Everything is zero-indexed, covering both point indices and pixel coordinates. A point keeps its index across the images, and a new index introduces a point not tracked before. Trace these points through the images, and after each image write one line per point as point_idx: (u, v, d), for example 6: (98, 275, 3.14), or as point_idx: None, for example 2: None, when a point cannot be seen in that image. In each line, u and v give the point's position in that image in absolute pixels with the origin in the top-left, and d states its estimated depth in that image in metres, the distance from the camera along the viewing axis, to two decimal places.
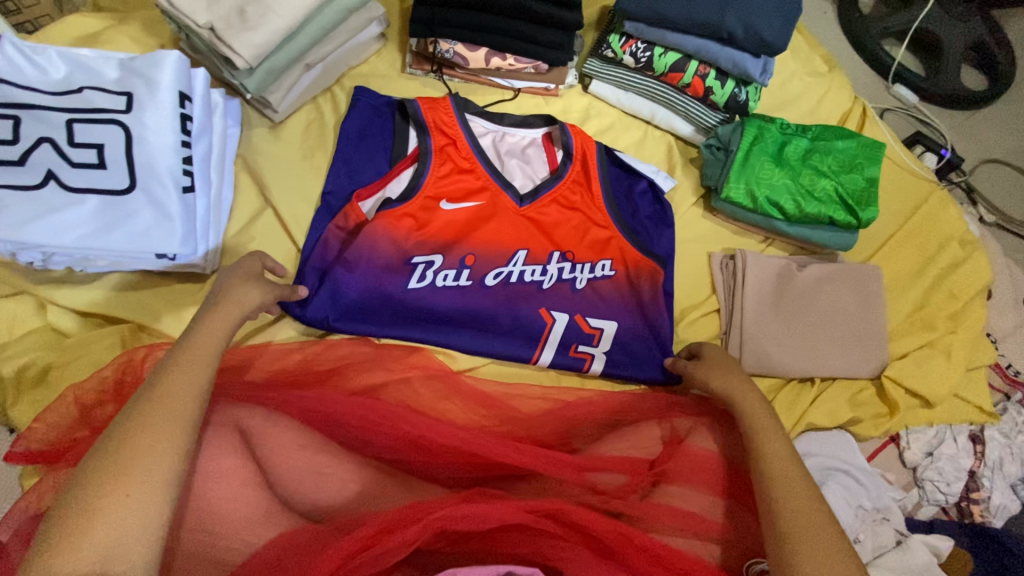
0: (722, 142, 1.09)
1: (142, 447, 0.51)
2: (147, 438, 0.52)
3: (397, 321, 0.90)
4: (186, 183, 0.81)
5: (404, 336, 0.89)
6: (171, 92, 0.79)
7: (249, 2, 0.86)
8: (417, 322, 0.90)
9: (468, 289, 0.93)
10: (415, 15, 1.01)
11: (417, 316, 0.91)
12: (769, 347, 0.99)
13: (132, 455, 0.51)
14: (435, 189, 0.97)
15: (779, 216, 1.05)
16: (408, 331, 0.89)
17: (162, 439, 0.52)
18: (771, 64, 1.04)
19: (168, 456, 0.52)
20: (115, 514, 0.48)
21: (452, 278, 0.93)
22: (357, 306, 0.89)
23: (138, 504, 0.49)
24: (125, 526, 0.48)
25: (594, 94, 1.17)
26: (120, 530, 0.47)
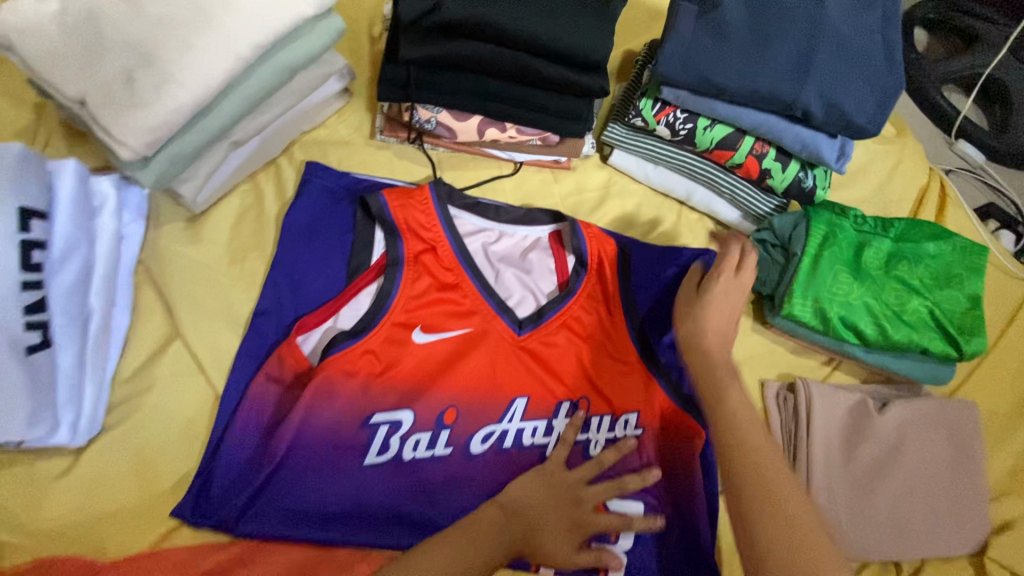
0: (779, 238, 0.85)
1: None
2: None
3: (347, 513, 0.67)
4: (34, 341, 0.55)
5: (357, 536, 0.67)
6: (7, 210, 0.52)
7: (141, 64, 0.60)
8: (381, 507, 0.68)
9: (447, 457, 0.72)
10: (385, 74, 0.75)
11: (376, 504, 0.68)
12: (843, 523, 0.76)
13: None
14: (412, 314, 0.76)
15: (856, 340, 0.81)
16: (362, 529, 0.67)
17: None
18: (850, 145, 0.80)
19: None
20: None
21: (426, 446, 0.72)
22: (296, 494, 0.66)
23: None
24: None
25: (615, 167, 0.93)
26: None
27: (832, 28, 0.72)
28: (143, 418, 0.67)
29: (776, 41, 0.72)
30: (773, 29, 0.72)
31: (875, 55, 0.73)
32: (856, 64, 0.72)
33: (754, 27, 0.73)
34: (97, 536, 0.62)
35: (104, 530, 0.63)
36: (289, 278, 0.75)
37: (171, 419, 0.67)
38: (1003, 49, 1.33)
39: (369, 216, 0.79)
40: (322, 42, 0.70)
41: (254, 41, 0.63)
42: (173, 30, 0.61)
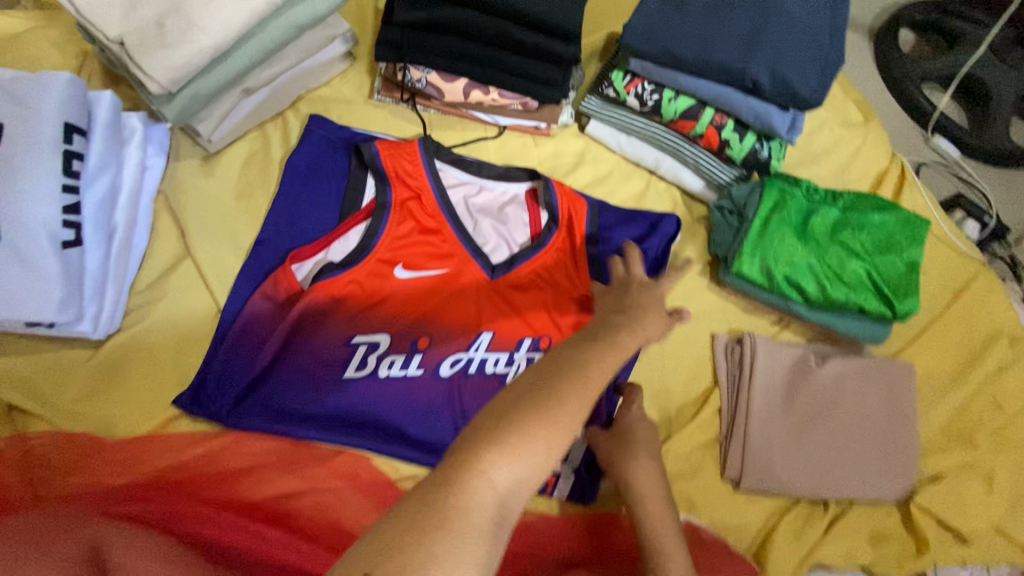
0: (736, 205, 0.93)
1: (510, 424, 0.46)
2: (523, 415, 0.47)
3: (324, 418, 0.76)
4: (68, 237, 0.65)
5: (332, 438, 0.76)
6: (55, 125, 0.64)
7: (170, 13, 0.71)
8: (354, 415, 0.77)
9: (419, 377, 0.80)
10: (383, 36, 0.85)
11: (350, 413, 0.77)
12: (775, 461, 0.83)
13: (551, 421, 0.47)
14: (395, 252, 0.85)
15: (800, 299, 0.88)
16: (336, 433, 0.76)
17: (552, 420, 0.47)
18: (801, 119, 0.87)
19: (565, 443, 0.48)
20: (540, 435, 0.46)
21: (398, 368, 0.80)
22: (283, 397, 0.76)
23: (560, 423, 0.47)
24: (480, 501, 0.43)
25: (591, 136, 1.01)
26: (472, 513, 0.43)
27: (781, 9, 0.81)
28: (154, 322, 0.77)
29: (730, 18, 0.81)
30: (728, 8, 0.81)
31: (819, 35, 0.82)
32: (801, 41, 0.81)
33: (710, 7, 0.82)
34: (109, 417, 0.72)
35: (116, 413, 0.72)
36: (288, 213, 0.85)
37: (178, 325, 0.77)
38: (982, 49, 1.38)
39: (362, 165, 0.89)
40: (326, 4, 0.79)
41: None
42: None
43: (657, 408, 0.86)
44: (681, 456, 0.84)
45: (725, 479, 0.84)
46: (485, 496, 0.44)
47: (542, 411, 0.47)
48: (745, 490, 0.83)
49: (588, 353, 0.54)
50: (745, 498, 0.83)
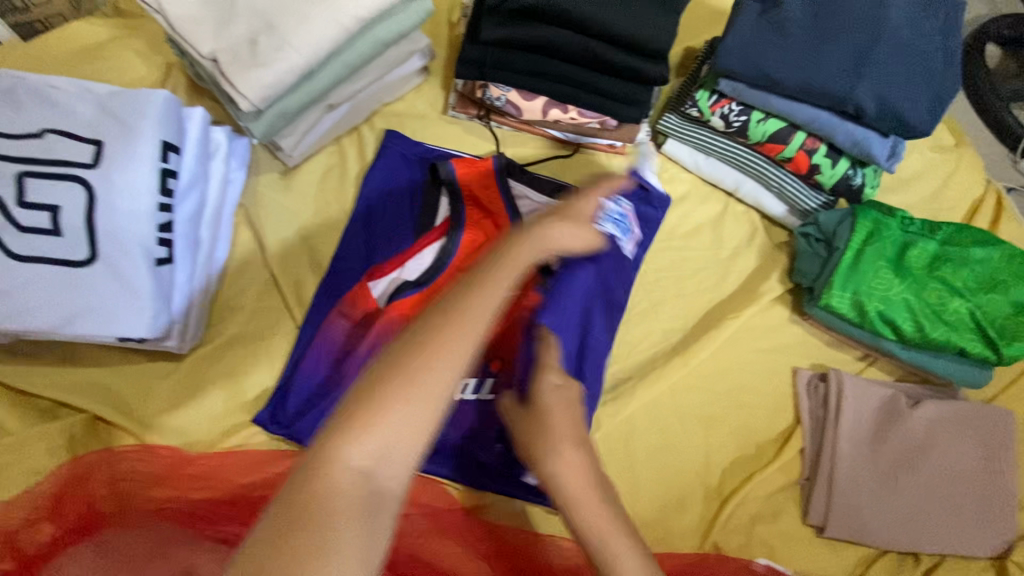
0: (823, 233, 0.89)
1: (386, 396, 0.43)
2: (376, 391, 0.43)
3: None
4: (160, 255, 0.65)
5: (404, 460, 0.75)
6: (152, 142, 0.63)
7: (263, 30, 0.70)
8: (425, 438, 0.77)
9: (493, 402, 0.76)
10: (465, 52, 0.83)
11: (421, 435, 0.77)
12: (863, 508, 0.79)
13: (418, 391, 0.44)
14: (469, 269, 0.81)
15: (893, 337, 0.83)
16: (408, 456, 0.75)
17: (391, 417, 0.42)
18: (902, 146, 0.82)
19: (426, 426, 0.43)
20: (390, 420, 0.42)
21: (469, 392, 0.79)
22: None
23: (405, 415, 0.43)
24: (392, 481, 0.41)
25: (668, 155, 0.98)
26: (393, 490, 0.41)
27: (892, 30, 0.76)
28: (233, 337, 0.77)
29: (834, 40, 0.76)
30: (832, 29, 0.77)
31: (930, 59, 0.77)
32: (910, 67, 0.76)
33: (814, 25, 0.77)
34: (189, 434, 0.72)
35: (196, 429, 0.73)
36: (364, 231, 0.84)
37: (255, 341, 0.77)
38: None
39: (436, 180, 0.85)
40: (412, 20, 0.78)
41: (357, 15, 0.72)
42: (291, 3, 0.71)
43: (735, 446, 0.82)
44: (760, 498, 0.80)
45: (806, 524, 0.80)
46: (343, 483, 0.40)
47: (406, 384, 0.44)
48: (828, 538, 0.78)
49: (457, 316, 0.49)
50: (828, 546, 0.79)
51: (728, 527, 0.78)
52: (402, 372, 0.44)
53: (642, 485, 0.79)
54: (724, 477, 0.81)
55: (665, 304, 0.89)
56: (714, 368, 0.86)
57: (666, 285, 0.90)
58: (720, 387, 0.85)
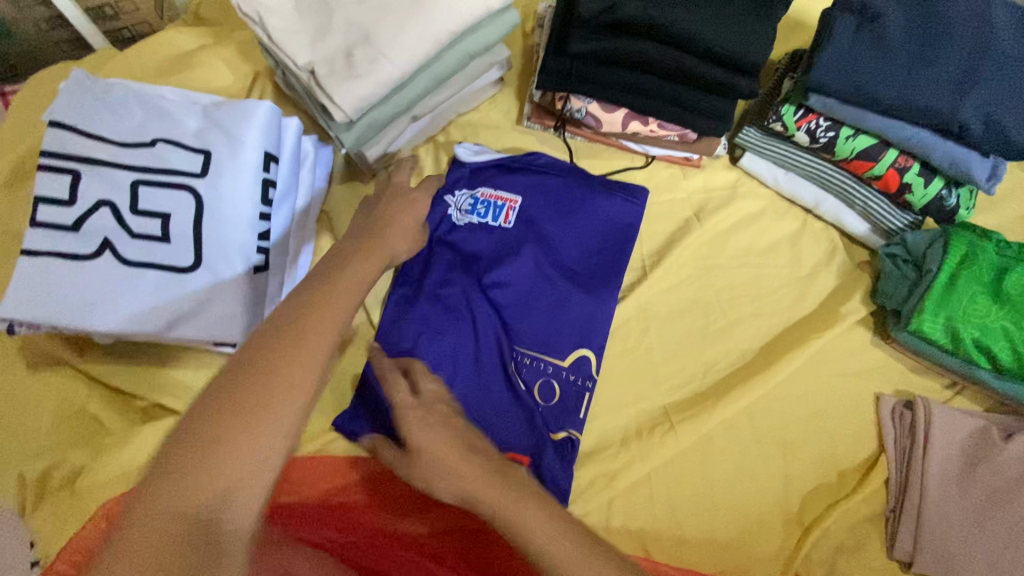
0: (912, 255, 0.86)
1: (223, 440, 0.38)
2: (214, 429, 0.38)
3: None
4: (259, 262, 0.67)
5: None
6: (256, 153, 0.65)
7: (359, 43, 0.71)
8: None
9: (498, 395, 0.78)
10: (548, 64, 0.82)
11: None
12: (955, 546, 0.75)
13: (229, 453, 0.38)
14: (459, 266, 0.83)
15: (988, 365, 0.80)
16: None
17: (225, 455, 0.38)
18: (1002, 166, 0.79)
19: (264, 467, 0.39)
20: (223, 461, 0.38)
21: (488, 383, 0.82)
22: None
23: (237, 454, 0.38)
24: (238, 527, 0.38)
25: (744, 169, 0.96)
26: (235, 536, 0.38)
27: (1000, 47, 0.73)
28: None
29: (938, 56, 0.73)
30: (936, 45, 0.73)
31: None
32: (1019, 85, 0.72)
33: (917, 41, 0.74)
34: None
35: None
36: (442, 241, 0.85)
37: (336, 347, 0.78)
38: None
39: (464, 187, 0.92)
40: (500, 32, 0.78)
41: (450, 27, 0.72)
42: (388, 16, 0.72)
43: (816, 473, 0.79)
44: (844, 529, 0.77)
45: (892, 558, 0.77)
46: (161, 529, 0.36)
47: (246, 436, 0.38)
48: (917, 574, 0.75)
49: (289, 354, 0.42)
50: None
51: (809, 556, 0.75)
52: (216, 421, 0.38)
53: (719, 509, 0.76)
54: (806, 504, 0.78)
55: (742, 322, 0.87)
56: (793, 391, 0.83)
57: (744, 302, 0.88)
58: (799, 410, 0.82)
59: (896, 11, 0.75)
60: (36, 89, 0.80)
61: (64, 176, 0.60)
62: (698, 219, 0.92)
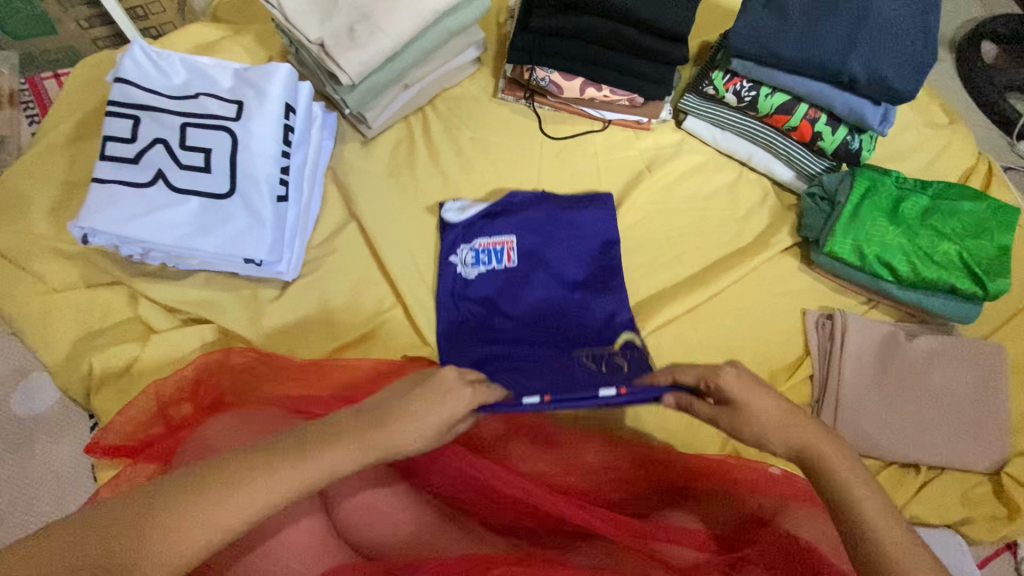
0: (827, 193, 1.02)
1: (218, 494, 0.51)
2: (208, 493, 0.51)
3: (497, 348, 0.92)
4: (281, 192, 0.81)
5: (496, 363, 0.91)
6: (278, 103, 0.80)
7: (359, 20, 0.88)
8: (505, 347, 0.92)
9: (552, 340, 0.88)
10: (516, 43, 1.00)
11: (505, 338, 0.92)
12: (869, 425, 0.89)
13: (220, 487, 0.52)
14: (474, 279, 0.93)
15: (891, 279, 0.96)
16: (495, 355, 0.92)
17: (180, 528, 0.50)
18: (893, 112, 0.95)
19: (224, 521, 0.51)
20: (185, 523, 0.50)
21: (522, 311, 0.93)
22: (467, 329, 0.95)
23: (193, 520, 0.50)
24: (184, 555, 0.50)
25: (688, 131, 1.13)
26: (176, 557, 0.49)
27: (877, 12, 0.90)
28: (327, 271, 0.92)
29: (829, 22, 0.90)
30: (827, 13, 0.91)
31: (913, 36, 0.90)
32: (894, 42, 0.90)
33: (812, 10, 0.92)
34: (294, 347, 0.87)
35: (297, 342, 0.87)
36: (432, 192, 1.01)
37: (345, 275, 0.93)
38: None
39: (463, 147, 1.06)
40: (475, 13, 0.96)
41: (434, 7, 0.89)
42: None
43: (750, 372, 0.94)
44: None
45: None
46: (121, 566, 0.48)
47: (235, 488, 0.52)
48: None
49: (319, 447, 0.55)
50: None
51: (747, 438, 0.89)
52: (217, 470, 0.53)
53: (670, 401, 0.90)
54: None
55: (687, 254, 1.02)
56: (731, 309, 0.98)
57: (689, 238, 1.04)
58: (736, 324, 0.97)
59: None
60: (91, 70, 0.97)
61: (129, 121, 0.76)
62: (649, 171, 1.08)
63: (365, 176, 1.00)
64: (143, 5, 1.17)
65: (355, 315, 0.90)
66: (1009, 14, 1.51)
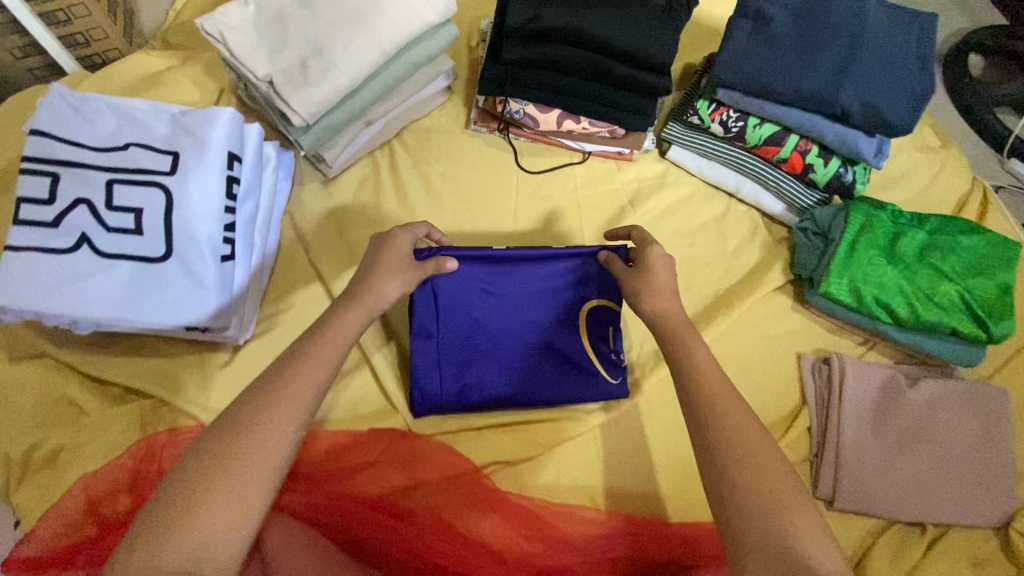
0: (819, 227, 0.96)
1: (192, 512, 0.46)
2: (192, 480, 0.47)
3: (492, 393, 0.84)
4: (226, 251, 0.73)
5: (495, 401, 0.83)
6: (220, 153, 0.72)
7: (311, 55, 0.80)
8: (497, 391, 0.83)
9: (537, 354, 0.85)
10: (486, 73, 0.93)
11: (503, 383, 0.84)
12: (871, 481, 0.83)
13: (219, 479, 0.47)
14: (448, 370, 0.82)
15: (890, 320, 0.90)
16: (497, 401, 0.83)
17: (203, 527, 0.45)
18: (887, 144, 0.90)
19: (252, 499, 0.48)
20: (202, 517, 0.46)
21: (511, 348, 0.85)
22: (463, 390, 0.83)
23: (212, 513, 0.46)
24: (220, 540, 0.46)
25: (672, 161, 1.06)
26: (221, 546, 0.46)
27: (870, 40, 0.84)
28: (283, 330, 0.84)
29: (820, 51, 0.85)
30: (817, 41, 0.85)
31: (908, 65, 0.85)
32: (889, 72, 0.84)
33: (802, 37, 0.86)
34: None
35: None
36: None
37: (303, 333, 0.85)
38: None
39: (436, 187, 0.98)
40: (441, 44, 0.88)
41: (395, 39, 0.82)
42: (337, 30, 0.81)
43: None
44: None
45: (816, 496, 0.85)
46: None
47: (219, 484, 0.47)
48: (838, 508, 0.83)
49: (279, 384, 0.54)
50: (839, 517, 0.84)
51: None
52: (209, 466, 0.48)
53: (659, 461, 0.84)
54: None
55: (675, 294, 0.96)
56: (721, 355, 0.92)
57: (676, 277, 0.97)
58: (728, 371, 0.91)
59: (782, 13, 0.87)
60: (15, 111, 0.87)
61: (45, 179, 0.67)
62: (632, 206, 1.02)
63: (323, 221, 0.92)
64: (82, 31, 1.08)
65: None
66: (996, 27, 1.47)
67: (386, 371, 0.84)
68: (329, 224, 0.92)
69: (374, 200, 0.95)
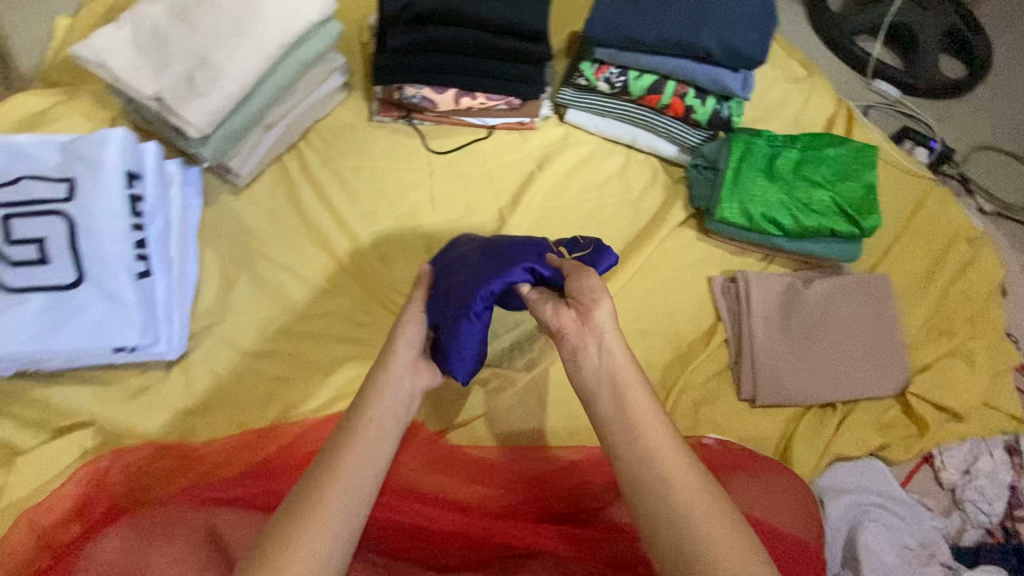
0: (709, 161, 1.05)
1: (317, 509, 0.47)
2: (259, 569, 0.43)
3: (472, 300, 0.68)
4: (140, 268, 0.74)
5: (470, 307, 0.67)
6: (117, 173, 0.73)
7: (197, 67, 0.81)
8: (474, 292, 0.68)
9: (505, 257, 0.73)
10: (376, 64, 0.97)
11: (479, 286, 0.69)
12: (784, 377, 0.93)
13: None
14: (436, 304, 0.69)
15: (778, 233, 1.00)
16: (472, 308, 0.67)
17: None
18: (751, 77, 1.00)
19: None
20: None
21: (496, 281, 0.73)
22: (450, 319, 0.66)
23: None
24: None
25: (571, 123, 1.13)
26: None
27: None
28: (216, 339, 0.85)
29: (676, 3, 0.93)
30: None
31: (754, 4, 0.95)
32: (739, 12, 0.93)
33: None
34: (191, 430, 0.80)
35: (195, 423, 0.80)
36: (320, 230, 0.96)
37: (237, 339, 0.86)
38: None
39: (349, 180, 1.01)
40: (327, 40, 0.91)
41: (278, 41, 0.84)
42: (219, 39, 0.82)
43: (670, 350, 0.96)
44: (699, 386, 0.94)
45: (741, 399, 0.94)
46: None
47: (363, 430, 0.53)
48: (760, 405, 0.93)
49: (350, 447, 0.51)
50: (763, 413, 0.93)
51: (676, 413, 0.91)
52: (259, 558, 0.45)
53: None
54: (667, 374, 0.95)
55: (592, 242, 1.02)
56: (641, 290, 1.00)
57: (590, 228, 1.04)
58: (649, 303, 0.99)
59: None
60: None
61: None
62: (539, 169, 1.08)
63: (242, 229, 0.93)
64: None
65: (257, 381, 0.84)
66: None
67: (326, 361, 0.86)
68: (248, 231, 0.93)
69: (290, 202, 0.97)
